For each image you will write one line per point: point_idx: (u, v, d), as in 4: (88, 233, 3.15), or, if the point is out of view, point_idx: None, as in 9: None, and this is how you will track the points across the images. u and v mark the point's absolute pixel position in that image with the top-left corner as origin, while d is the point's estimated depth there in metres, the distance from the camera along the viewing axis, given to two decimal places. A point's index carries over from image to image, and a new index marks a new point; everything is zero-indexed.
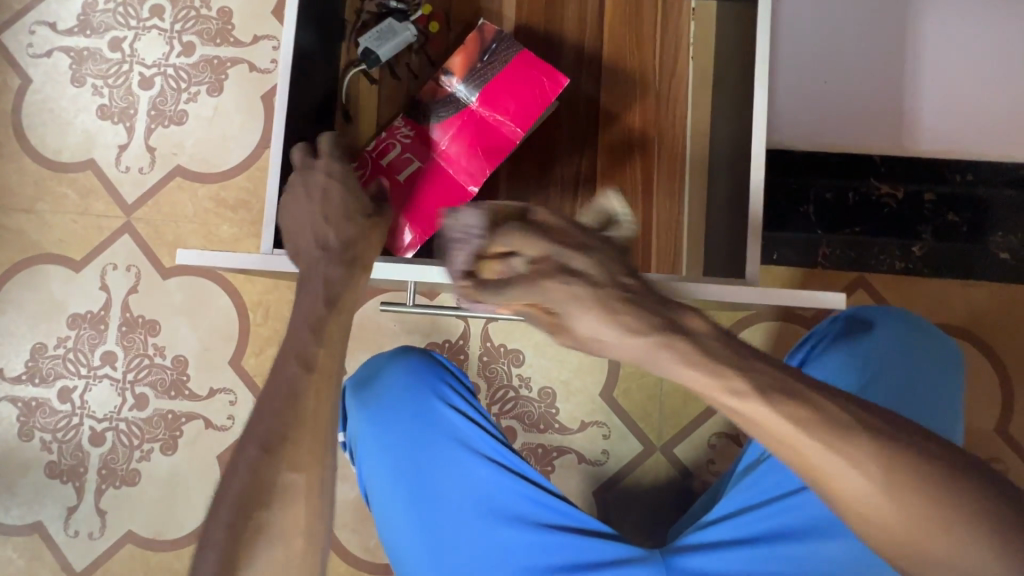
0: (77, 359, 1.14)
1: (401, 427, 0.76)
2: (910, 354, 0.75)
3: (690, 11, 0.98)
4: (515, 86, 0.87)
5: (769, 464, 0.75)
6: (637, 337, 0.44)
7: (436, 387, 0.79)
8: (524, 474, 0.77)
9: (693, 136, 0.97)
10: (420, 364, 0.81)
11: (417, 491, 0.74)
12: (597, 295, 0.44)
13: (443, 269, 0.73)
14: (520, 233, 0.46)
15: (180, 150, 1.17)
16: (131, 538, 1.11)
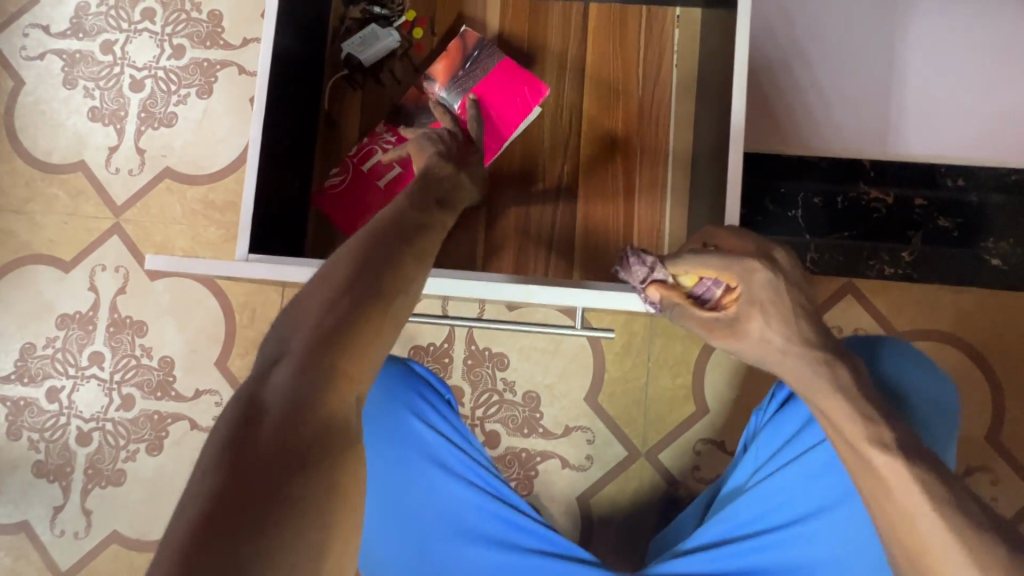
0: (65, 359, 1.14)
1: (376, 443, 0.74)
2: (907, 393, 0.70)
3: (675, 19, 0.97)
4: (499, 94, 0.90)
5: (751, 496, 0.72)
6: (787, 338, 0.55)
7: (414, 404, 0.76)
8: (499, 496, 0.77)
9: (677, 141, 0.96)
10: (396, 380, 0.76)
11: (389, 507, 0.74)
12: (780, 302, 0.55)
13: (511, 287, 0.70)
14: (729, 237, 0.58)
15: (169, 152, 1.18)
16: (115, 539, 1.11)
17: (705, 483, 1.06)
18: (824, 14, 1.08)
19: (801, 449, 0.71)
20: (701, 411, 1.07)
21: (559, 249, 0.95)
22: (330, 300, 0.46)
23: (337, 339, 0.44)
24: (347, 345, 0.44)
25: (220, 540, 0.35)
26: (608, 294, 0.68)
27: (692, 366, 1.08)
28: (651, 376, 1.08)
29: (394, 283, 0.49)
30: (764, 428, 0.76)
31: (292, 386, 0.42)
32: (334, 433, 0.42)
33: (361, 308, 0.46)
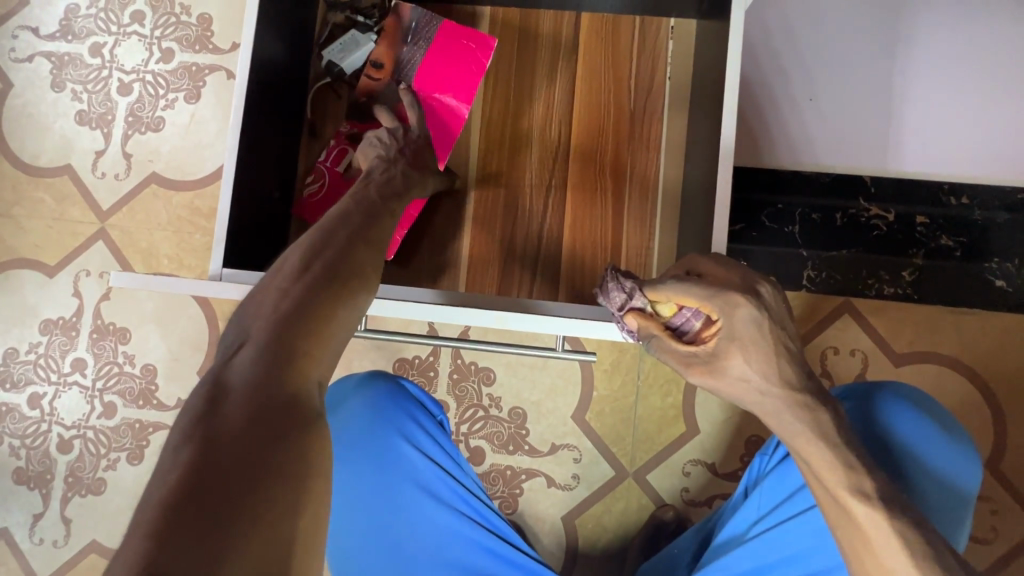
0: (48, 365, 1.13)
1: (361, 466, 0.71)
2: (906, 443, 0.68)
3: (669, 29, 0.94)
4: (452, 64, 0.85)
5: (748, 546, 0.69)
6: (770, 377, 0.52)
7: (402, 426, 0.73)
8: (488, 525, 0.74)
9: (669, 157, 0.93)
10: (387, 401, 0.74)
11: (373, 529, 0.71)
12: (766, 339, 0.52)
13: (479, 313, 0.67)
14: (714, 264, 0.56)
15: (156, 156, 1.16)
16: (94, 549, 1.09)
17: (694, 506, 1.03)
18: (827, 25, 1.04)
19: (806, 503, 0.67)
20: (691, 432, 1.04)
21: (545, 266, 0.93)
22: (289, 286, 0.46)
23: (300, 321, 0.44)
24: (311, 325, 0.44)
25: (199, 508, 0.32)
26: (585, 323, 0.66)
27: (682, 385, 1.05)
28: (640, 395, 1.05)
29: (353, 269, 0.50)
30: (769, 473, 0.71)
31: (259, 363, 0.41)
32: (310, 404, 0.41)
33: (318, 293, 0.46)
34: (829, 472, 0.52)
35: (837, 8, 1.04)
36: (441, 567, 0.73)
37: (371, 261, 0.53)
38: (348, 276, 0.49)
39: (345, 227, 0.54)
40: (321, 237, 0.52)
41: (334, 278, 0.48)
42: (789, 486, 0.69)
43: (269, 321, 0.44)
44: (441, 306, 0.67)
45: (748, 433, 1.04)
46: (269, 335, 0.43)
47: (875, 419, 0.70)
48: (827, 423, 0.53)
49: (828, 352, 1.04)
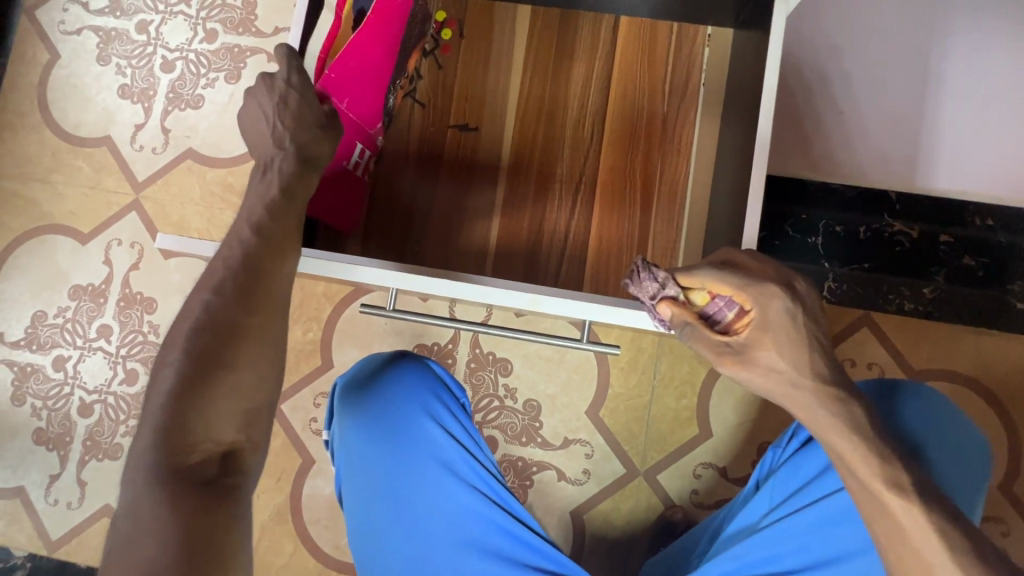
0: (74, 329, 1.15)
1: (385, 440, 0.72)
2: (922, 442, 0.69)
3: (706, 38, 0.96)
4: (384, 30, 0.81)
5: (763, 535, 0.69)
6: (801, 372, 0.53)
7: (427, 404, 0.74)
8: (505, 505, 0.74)
9: (698, 161, 0.94)
10: (415, 379, 0.75)
11: (395, 503, 0.71)
12: (799, 335, 0.53)
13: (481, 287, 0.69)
14: (752, 261, 0.56)
15: (193, 133, 1.19)
16: (107, 513, 1.11)
17: (703, 509, 1.03)
18: (860, 39, 1.06)
19: (823, 489, 0.67)
20: (704, 435, 1.05)
21: (571, 261, 0.94)
22: (178, 360, 0.47)
23: (193, 395, 0.45)
24: (205, 393, 0.46)
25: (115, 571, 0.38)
26: (616, 309, 0.68)
27: (698, 388, 1.06)
28: (655, 396, 1.06)
29: (241, 323, 0.49)
30: (781, 466, 0.72)
31: (163, 435, 0.44)
32: (229, 457, 0.46)
33: (213, 354, 0.47)
34: (862, 464, 0.53)
35: (872, 25, 1.05)
36: (460, 547, 0.71)
37: (258, 315, 0.50)
38: (235, 334, 0.49)
39: (217, 283, 0.50)
40: (195, 305, 0.50)
41: (223, 332, 0.48)
42: (803, 476, 0.70)
43: (168, 393, 0.45)
44: (482, 286, 0.69)
45: (760, 439, 1.04)
46: (171, 407, 0.45)
47: (894, 418, 0.70)
48: (857, 417, 0.53)
49: (844, 364, 1.04)
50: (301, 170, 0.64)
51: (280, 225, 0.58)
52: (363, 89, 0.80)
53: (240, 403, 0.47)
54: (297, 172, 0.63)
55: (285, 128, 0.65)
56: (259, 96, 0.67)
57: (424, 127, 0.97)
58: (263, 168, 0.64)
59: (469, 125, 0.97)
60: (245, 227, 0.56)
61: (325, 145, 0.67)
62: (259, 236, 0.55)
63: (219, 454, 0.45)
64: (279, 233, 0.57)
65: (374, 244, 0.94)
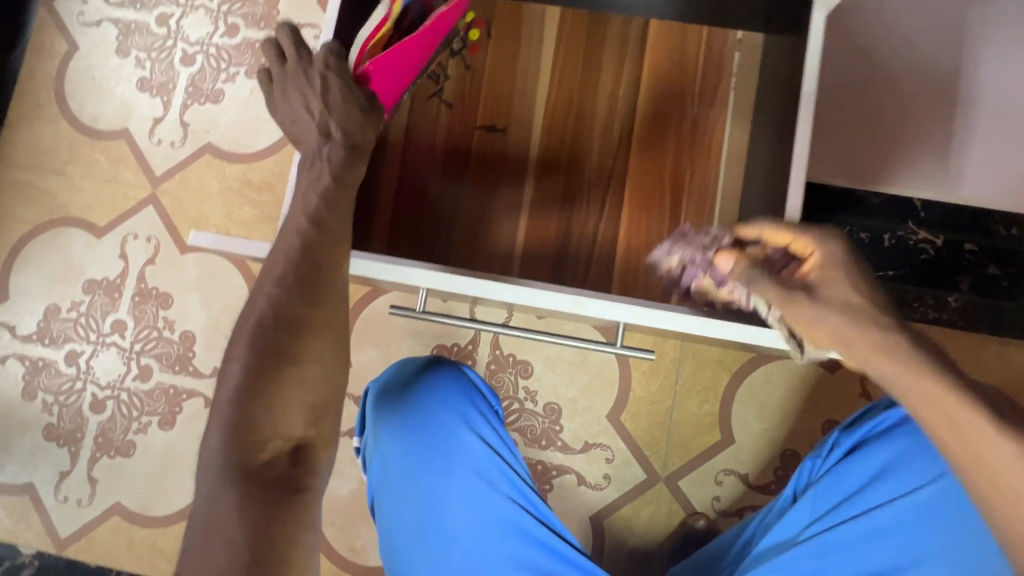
0: (88, 324, 1.14)
1: (421, 446, 0.71)
2: None
3: (737, 42, 0.95)
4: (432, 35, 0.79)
5: (806, 548, 0.68)
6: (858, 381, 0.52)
7: (463, 410, 0.74)
8: (539, 515, 0.72)
9: (728, 166, 0.94)
10: (450, 384, 0.75)
11: (428, 511, 0.70)
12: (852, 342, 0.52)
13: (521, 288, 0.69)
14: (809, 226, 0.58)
15: (213, 127, 1.18)
16: (117, 511, 1.09)
17: (725, 517, 1.02)
18: (910, 39, 0.99)
19: (867, 505, 0.67)
20: (726, 441, 1.04)
21: (598, 264, 0.94)
22: (244, 357, 0.51)
23: (261, 390, 0.50)
24: (274, 388, 0.50)
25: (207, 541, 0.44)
26: (659, 312, 0.67)
27: (721, 394, 1.05)
28: (677, 400, 1.05)
29: (298, 321, 0.53)
30: (823, 477, 0.71)
31: (236, 426, 0.49)
32: (296, 449, 0.51)
33: (273, 352, 0.51)
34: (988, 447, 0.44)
35: None
36: (493, 557, 0.70)
37: None
38: (292, 332, 0.52)
39: (279, 277, 0.54)
40: (261, 300, 0.53)
41: (282, 330, 0.52)
42: (846, 487, 0.69)
43: (237, 388, 0.50)
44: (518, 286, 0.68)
45: (783, 446, 1.03)
46: (241, 401, 0.49)
47: None
48: None
49: None
50: (351, 156, 0.64)
51: (330, 216, 0.58)
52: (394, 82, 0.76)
53: (306, 397, 0.52)
54: (347, 160, 0.63)
55: (322, 120, 0.64)
56: (295, 90, 0.66)
57: (452, 127, 0.96)
58: (312, 157, 0.63)
59: (497, 126, 0.96)
60: (303, 217, 0.58)
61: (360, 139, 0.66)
62: (318, 228, 0.57)
63: (287, 446, 0.50)
64: (339, 229, 0.59)
65: (400, 244, 0.93)
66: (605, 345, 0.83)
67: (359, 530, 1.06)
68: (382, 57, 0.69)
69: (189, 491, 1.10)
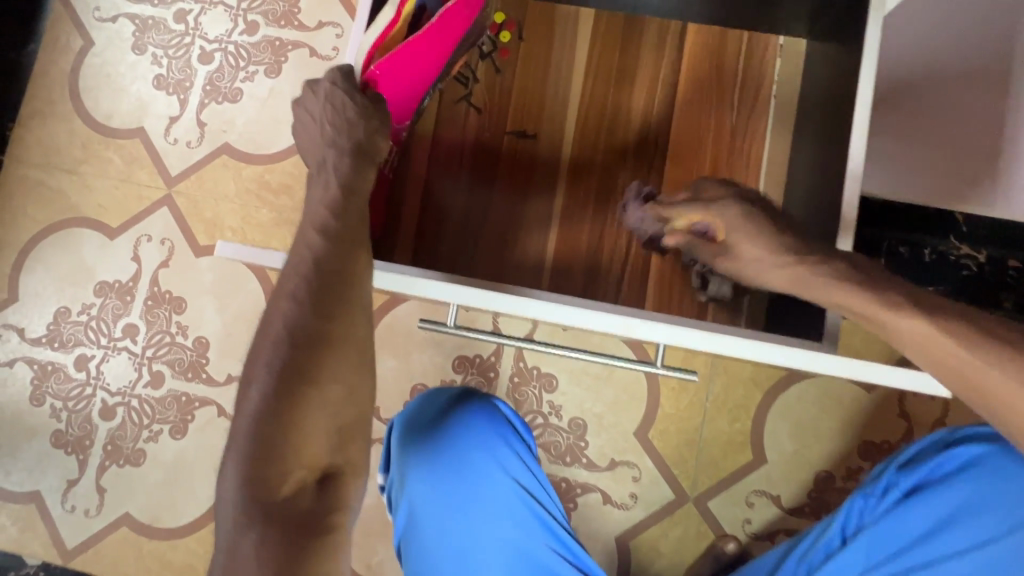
0: (99, 328, 1.11)
1: (454, 493, 0.66)
2: None
3: (778, 48, 0.92)
4: (445, 30, 0.74)
5: None
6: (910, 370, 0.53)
7: (499, 453, 0.68)
8: (576, 562, 0.70)
9: (768, 177, 0.90)
10: (484, 423, 0.69)
11: (462, 562, 0.66)
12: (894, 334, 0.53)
13: (558, 308, 0.63)
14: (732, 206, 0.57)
15: (230, 127, 1.15)
16: (126, 522, 1.06)
17: (756, 540, 0.99)
18: None
19: (923, 556, 0.66)
20: (757, 462, 1.00)
21: (631, 277, 0.90)
22: (263, 380, 0.47)
23: (279, 413, 0.46)
24: (295, 410, 0.46)
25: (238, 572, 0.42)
26: (711, 336, 0.62)
27: (752, 412, 1.01)
28: (707, 418, 1.01)
29: (321, 336, 0.48)
30: (879, 523, 0.68)
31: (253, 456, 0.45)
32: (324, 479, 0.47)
33: (292, 371, 0.47)
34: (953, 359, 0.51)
35: None
36: None
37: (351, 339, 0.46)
38: (310, 347, 0.48)
39: (294, 291, 0.50)
40: (277, 317, 0.49)
41: (301, 345, 0.48)
42: (903, 534, 0.67)
43: (255, 413, 0.46)
44: (558, 306, 0.63)
45: (818, 467, 0.99)
46: (259, 426, 0.46)
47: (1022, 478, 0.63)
48: None
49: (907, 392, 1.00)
50: (358, 164, 0.59)
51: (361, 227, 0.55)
52: (398, 88, 0.73)
53: (332, 418, 0.48)
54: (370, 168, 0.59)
55: (355, 126, 0.61)
56: (319, 93, 0.62)
57: (480, 132, 0.93)
58: (318, 167, 0.60)
59: (527, 133, 0.93)
60: (312, 230, 0.54)
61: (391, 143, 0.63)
62: (330, 240, 0.53)
63: (314, 476, 0.47)
64: (347, 235, 0.54)
65: (424, 252, 0.90)
66: (644, 365, 0.78)
67: (376, 547, 1.02)
68: (386, 59, 0.68)
69: (200, 503, 1.06)
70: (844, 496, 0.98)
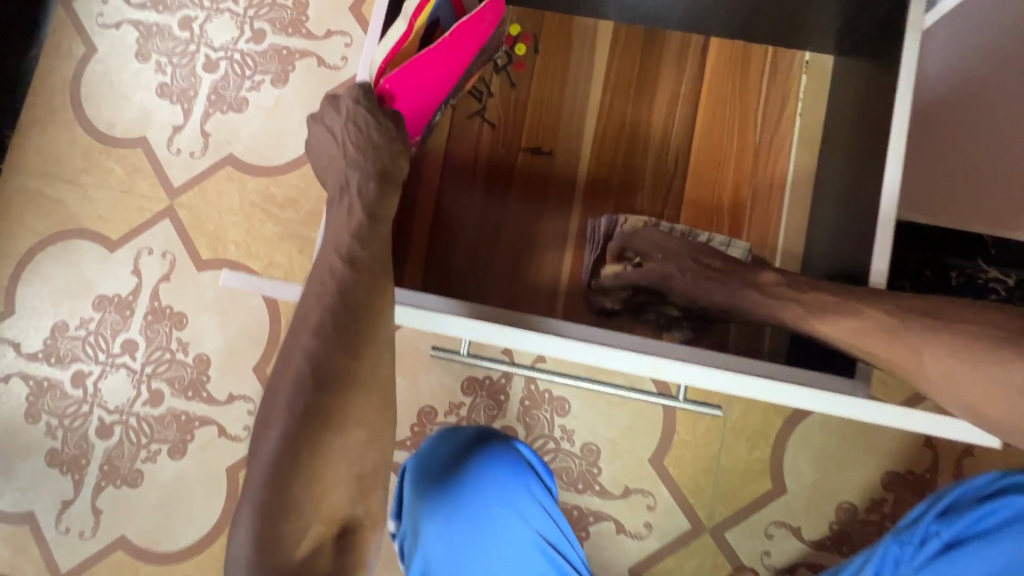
0: (97, 343, 1.07)
1: (473, 545, 0.64)
2: None
3: (804, 65, 0.88)
4: (465, 40, 0.67)
5: None
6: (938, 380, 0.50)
7: (519, 502, 0.66)
8: None
9: (792, 199, 0.87)
10: (504, 471, 0.66)
11: None
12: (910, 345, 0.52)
13: (579, 344, 0.59)
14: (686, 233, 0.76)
15: (235, 138, 1.12)
16: (123, 545, 1.03)
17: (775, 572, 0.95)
18: None
19: None
20: (777, 491, 0.97)
21: None
22: (279, 423, 0.42)
23: (296, 461, 0.41)
24: (313, 458, 0.41)
25: None
26: (746, 378, 0.57)
27: (772, 439, 0.97)
28: (724, 445, 0.98)
29: (338, 377, 0.45)
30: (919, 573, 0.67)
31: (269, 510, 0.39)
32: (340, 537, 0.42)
33: (314, 414, 0.43)
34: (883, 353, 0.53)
35: None
36: None
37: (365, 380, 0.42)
38: (330, 389, 0.44)
39: (317, 326, 0.47)
40: (298, 351, 0.46)
41: (322, 388, 0.44)
42: None
43: (269, 461, 0.41)
44: (578, 344, 0.59)
45: (840, 498, 0.96)
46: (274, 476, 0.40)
47: None
48: None
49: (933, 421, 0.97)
50: (383, 189, 0.57)
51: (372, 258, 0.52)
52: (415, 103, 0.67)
53: (352, 466, 0.43)
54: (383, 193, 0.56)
55: (367, 148, 0.57)
56: (334, 114, 0.59)
57: (494, 148, 0.90)
58: (340, 190, 0.57)
59: (542, 149, 0.90)
60: (332, 256, 0.51)
61: (404, 163, 0.59)
62: (355, 269, 0.50)
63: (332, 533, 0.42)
64: (375, 265, 0.51)
65: (435, 272, 0.87)
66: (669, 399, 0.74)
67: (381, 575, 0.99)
68: (401, 72, 0.60)
69: (199, 526, 1.03)
70: (866, 529, 0.95)
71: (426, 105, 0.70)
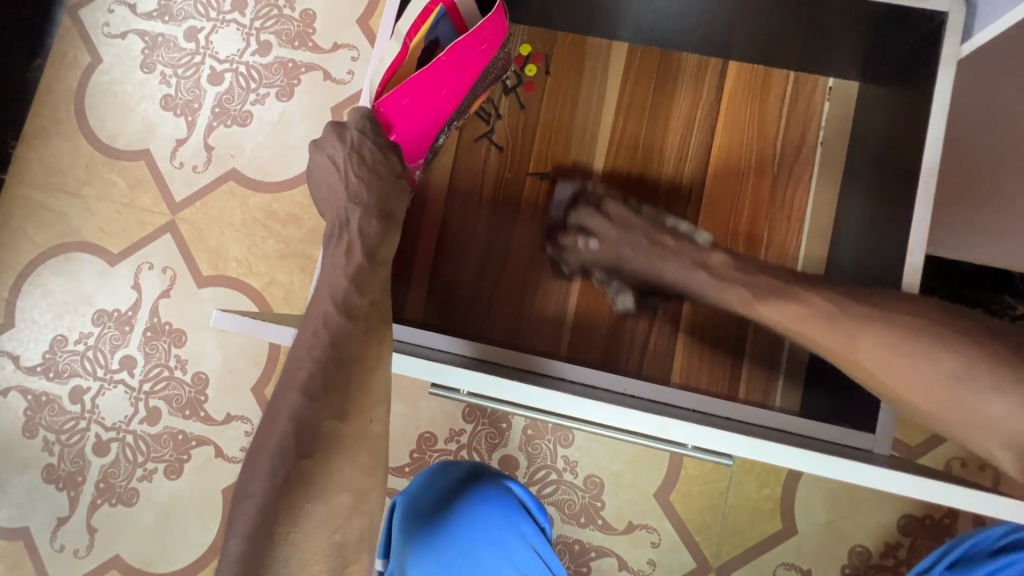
0: (95, 358, 1.06)
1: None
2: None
3: (826, 91, 0.84)
4: (469, 58, 0.64)
5: None
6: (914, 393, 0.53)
7: (509, 542, 0.68)
8: None
9: (811, 230, 0.83)
10: (495, 513, 0.68)
11: None
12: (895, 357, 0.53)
13: (578, 401, 0.54)
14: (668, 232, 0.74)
15: (238, 152, 1.10)
16: (117, 564, 1.02)
17: None
18: None
19: None
20: (787, 531, 0.93)
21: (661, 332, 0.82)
22: (259, 492, 0.40)
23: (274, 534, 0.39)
24: (292, 529, 0.40)
25: None
26: (762, 445, 0.52)
27: (783, 477, 0.94)
28: (734, 481, 0.94)
29: (321, 442, 0.43)
30: None
31: None
32: None
33: (293, 483, 0.41)
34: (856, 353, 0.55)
35: None
36: None
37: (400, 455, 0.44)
38: (312, 457, 0.42)
39: (305, 383, 0.44)
40: (283, 411, 0.43)
41: (304, 454, 0.42)
42: None
43: (246, 534, 0.39)
44: (579, 399, 0.54)
45: (852, 540, 0.92)
46: (250, 553, 0.38)
47: None
48: None
49: (953, 463, 0.93)
50: (385, 228, 0.54)
51: (365, 305, 0.49)
52: (417, 125, 0.63)
53: (332, 536, 0.41)
54: (382, 233, 0.54)
55: (368, 181, 0.55)
56: (330, 145, 0.56)
57: (501, 172, 0.87)
58: (338, 227, 0.54)
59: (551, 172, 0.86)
60: (327, 304, 0.48)
61: (405, 199, 0.57)
62: (350, 319, 0.48)
63: None
64: (372, 314, 0.49)
65: (437, 303, 0.84)
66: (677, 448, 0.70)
67: None
68: (400, 95, 0.57)
69: (193, 547, 1.01)
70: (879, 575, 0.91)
71: (426, 130, 0.67)
